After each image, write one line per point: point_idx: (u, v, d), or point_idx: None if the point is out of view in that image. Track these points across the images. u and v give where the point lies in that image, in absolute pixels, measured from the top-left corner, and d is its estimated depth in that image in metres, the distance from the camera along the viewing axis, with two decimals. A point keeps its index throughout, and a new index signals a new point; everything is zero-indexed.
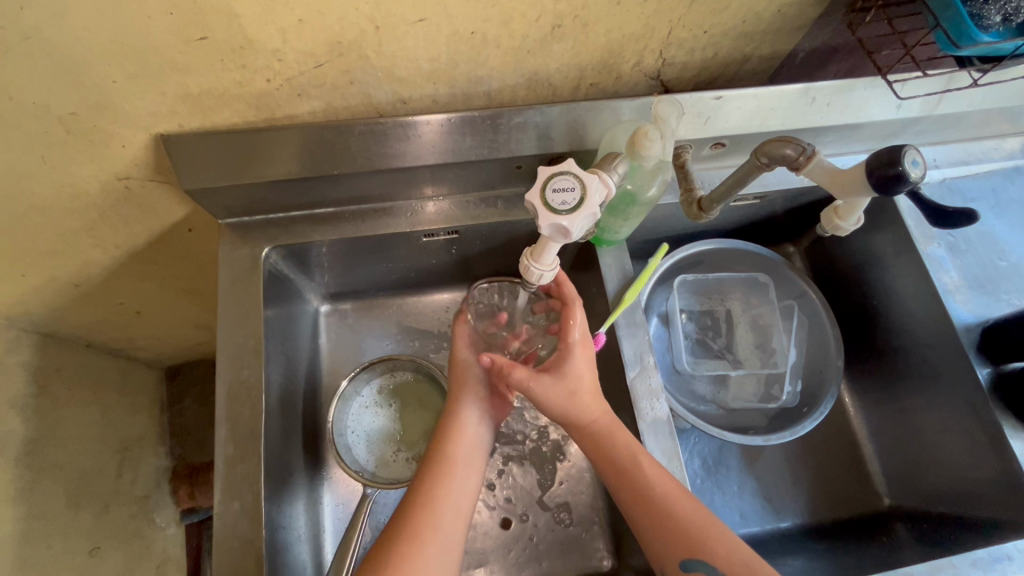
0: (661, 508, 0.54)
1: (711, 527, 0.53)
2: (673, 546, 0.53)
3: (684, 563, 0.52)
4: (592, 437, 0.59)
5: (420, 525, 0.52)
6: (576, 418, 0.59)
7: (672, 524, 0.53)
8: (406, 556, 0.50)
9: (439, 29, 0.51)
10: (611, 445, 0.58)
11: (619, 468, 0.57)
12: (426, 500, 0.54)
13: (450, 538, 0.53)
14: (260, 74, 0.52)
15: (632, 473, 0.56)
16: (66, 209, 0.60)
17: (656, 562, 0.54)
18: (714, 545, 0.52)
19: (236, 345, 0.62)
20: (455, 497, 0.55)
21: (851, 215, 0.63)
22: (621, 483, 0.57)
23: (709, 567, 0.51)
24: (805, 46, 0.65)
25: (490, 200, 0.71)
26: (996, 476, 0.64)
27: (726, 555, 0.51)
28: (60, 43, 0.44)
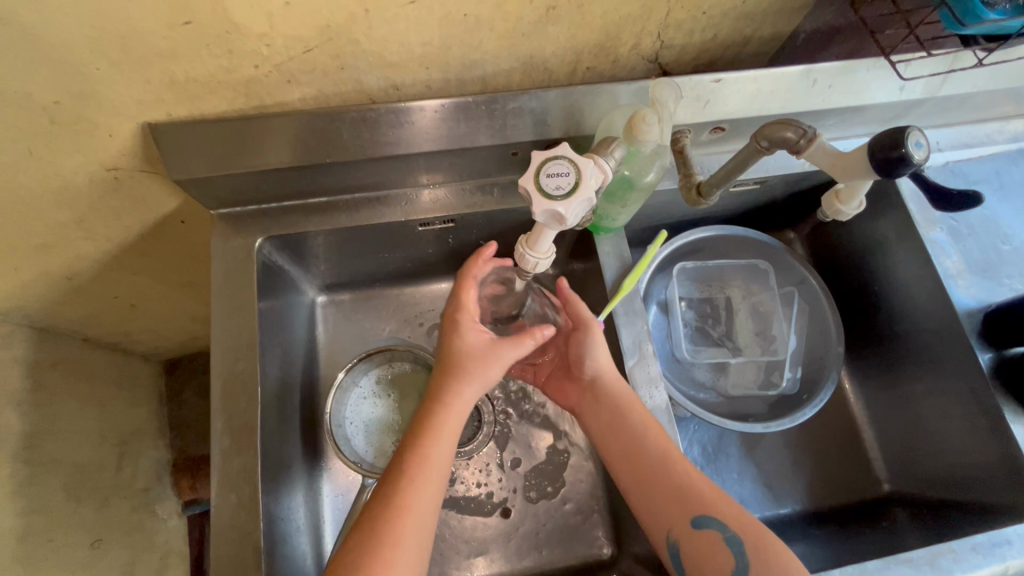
0: (676, 473, 0.57)
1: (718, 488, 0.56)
2: (684, 507, 0.55)
3: (697, 519, 0.54)
4: (610, 411, 0.62)
5: (399, 524, 0.50)
6: (603, 383, 0.63)
7: (684, 484, 0.56)
8: (387, 556, 0.48)
9: (430, 12, 0.49)
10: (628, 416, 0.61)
11: (634, 431, 0.60)
12: (401, 499, 0.51)
13: (427, 537, 0.51)
14: (248, 60, 0.50)
15: (648, 439, 0.59)
16: (54, 202, 0.59)
17: (665, 525, 0.56)
18: (723, 504, 0.55)
19: (231, 337, 0.61)
20: (431, 499, 0.52)
21: (853, 199, 0.62)
22: (637, 449, 0.59)
23: (720, 524, 0.53)
24: (807, 26, 0.63)
25: (486, 187, 0.70)
26: (999, 461, 0.64)
27: (736, 516, 0.53)
28: (38, 30, 0.43)
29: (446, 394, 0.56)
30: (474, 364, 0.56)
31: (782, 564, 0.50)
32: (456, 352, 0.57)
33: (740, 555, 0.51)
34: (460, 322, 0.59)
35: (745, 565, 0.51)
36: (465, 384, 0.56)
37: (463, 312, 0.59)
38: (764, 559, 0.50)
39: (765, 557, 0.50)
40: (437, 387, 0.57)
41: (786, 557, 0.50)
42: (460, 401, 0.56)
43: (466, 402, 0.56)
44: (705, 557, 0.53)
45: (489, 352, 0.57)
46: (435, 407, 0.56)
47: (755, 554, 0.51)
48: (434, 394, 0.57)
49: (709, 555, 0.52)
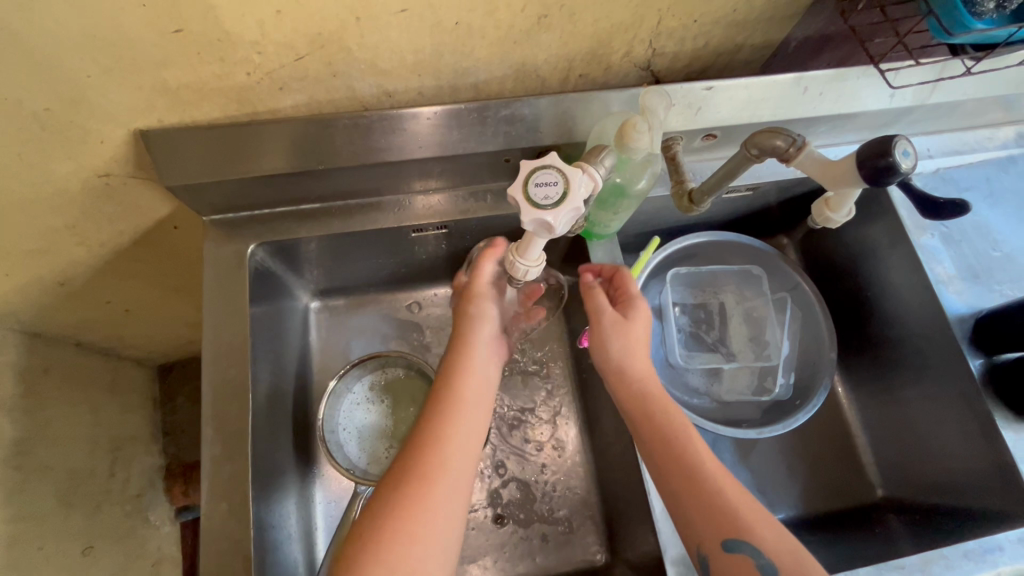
0: (711, 486, 0.51)
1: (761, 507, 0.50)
2: (718, 526, 0.49)
3: (729, 543, 0.48)
4: (637, 405, 0.57)
5: (434, 459, 0.49)
6: (626, 377, 0.58)
7: (721, 500, 0.50)
8: (421, 491, 0.48)
9: (422, 20, 0.50)
10: (657, 416, 0.55)
11: (665, 434, 0.54)
12: (437, 436, 0.51)
13: (465, 474, 0.50)
14: (240, 67, 0.50)
15: (681, 443, 0.54)
16: (46, 207, 0.59)
17: (696, 539, 0.50)
18: (761, 529, 0.49)
19: (222, 344, 0.61)
20: (466, 439, 0.52)
21: (842, 206, 0.62)
22: (667, 454, 0.53)
23: (754, 551, 0.47)
24: (798, 34, 0.64)
25: (479, 194, 0.70)
26: (991, 467, 0.64)
27: (775, 541, 0.48)
28: (29, 37, 0.42)
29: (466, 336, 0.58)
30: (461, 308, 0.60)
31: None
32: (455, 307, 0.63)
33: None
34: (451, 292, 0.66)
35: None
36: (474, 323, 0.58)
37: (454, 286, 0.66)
38: None
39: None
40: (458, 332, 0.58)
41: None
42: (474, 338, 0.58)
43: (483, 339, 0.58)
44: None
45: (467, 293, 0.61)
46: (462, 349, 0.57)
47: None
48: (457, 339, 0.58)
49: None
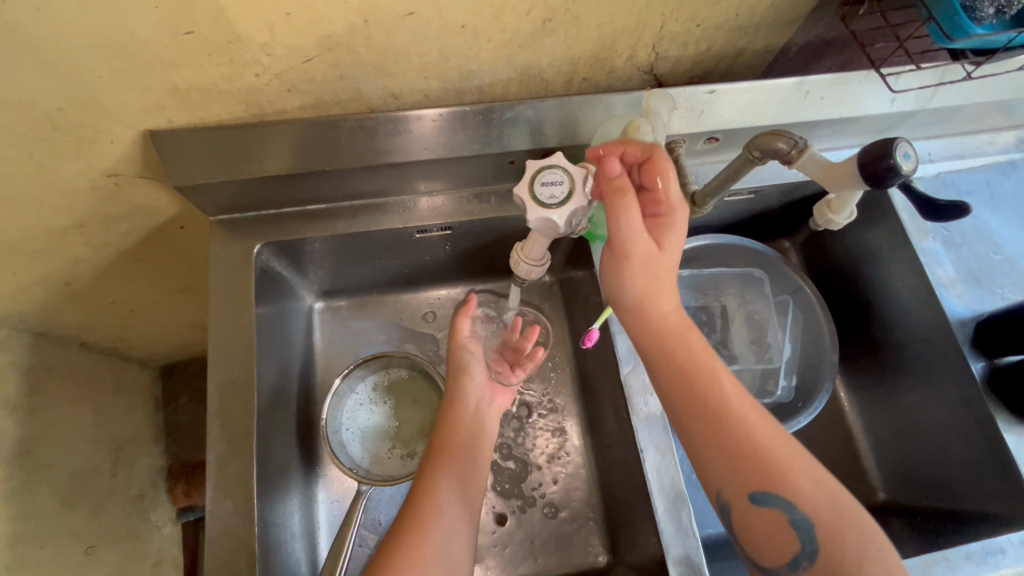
0: (738, 434, 0.48)
1: (794, 452, 0.48)
2: (747, 477, 0.47)
3: (757, 497, 0.46)
4: (658, 341, 0.51)
5: (422, 512, 0.56)
6: (647, 310, 0.51)
7: (752, 450, 0.47)
8: (417, 540, 0.54)
9: (429, 23, 0.50)
10: (679, 354, 0.50)
11: (688, 376, 0.50)
12: (425, 492, 0.58)
13: (457, 523, 0.57)
14: (249, 69, 0.51)
15: (705, 387, 0.49)
16: (54, 207, 0.59)
17: (718, 487, 0.48)
18: (796, 479, 0.46)
19: (228, 343, 0.61)
20: (452, 490, 0.59)
21: (844, 209, 0.62)
22: (690, 399, 0.49)
23: (788, 506, 0.46)
24: (799, 39, 0.65)
25: (483, 195, 0.71)
26: (993, 470, 0.64)
27: (810, 492, 0.46)
28: (42, 39, 0.43)
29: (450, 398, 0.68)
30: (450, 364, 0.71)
31: (861, 546, 0.44)
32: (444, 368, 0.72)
33: (808, 538, 0.45)
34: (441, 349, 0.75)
35: (814, 548, 0.45)
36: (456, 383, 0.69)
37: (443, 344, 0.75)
38: (838, 548, 0.44)
39: (840, 546, 0.44)
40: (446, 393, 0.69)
41: (870, 555, 0.43)
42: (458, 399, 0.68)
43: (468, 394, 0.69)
44: (764, 532, 0.46)
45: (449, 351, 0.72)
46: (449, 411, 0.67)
47: (826, 540, 0.44)
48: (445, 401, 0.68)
49: (768, 534, 0.46)
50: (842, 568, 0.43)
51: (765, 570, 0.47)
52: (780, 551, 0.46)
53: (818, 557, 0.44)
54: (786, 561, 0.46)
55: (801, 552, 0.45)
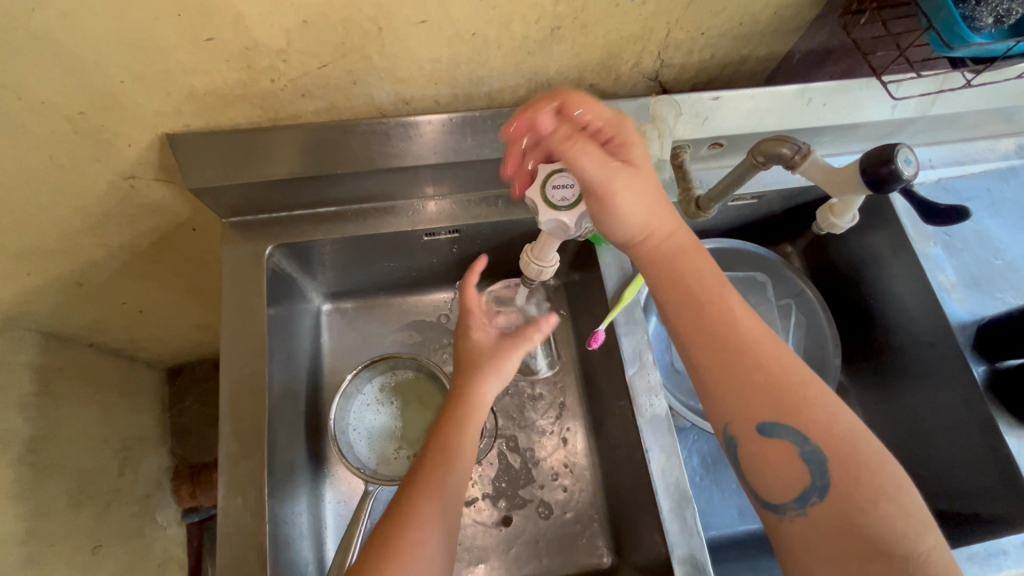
0: (750, 360, 0.47)
1: (809, 385, 0.47)
2: (758, 406, 0.46)
3: (767, 427, 0.46)
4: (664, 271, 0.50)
5: (422, 496, 0.53)
6: (651, 240, 0.50)
7: (764, 378, 0.47)
8: (412, 535, 0.50)
9: (441, 31, 0.51)
10: (691, 282, 0.50)
11: (699, 301, 0.49)
12: (429, 471, 0.55)
13: (450, 523, 0.52)
14: (265, 74, 0.52)
15: (716, 314, 0.49)
16: (71, 208, 0.60)
17: (726, 418, 0.48)
18: (810, 411, 0.45)
19: (239, 342, 0.62)
20: (447, 486, 0.54)
21: (847, 212, 0.63)
22: (698, 325, 0.49)
23: (799, 438, 0.45)
24: (802, 47, 0.66)
25: (490, 199, 0.72)
26: (995, 473, 0.65)
27: (823, 426, 0.45)
28: (68, 45, 0.44)
29: (469, 389, 0.60)
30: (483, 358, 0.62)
31: (874, 484, 0.43)
32: (467, 352, 0.63)
33: (819, 472, 0.44)
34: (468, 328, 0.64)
35: (826, 483, 0.44)
36: (484, 380, 0.60)
37: (469, 316, 0.64)
38: (849, 487, 0.43)
39: (854, 482, 0.43)
40: (459, 382, 0.61)
41: (885, 493, 0.43)
42: (480, 397, 0.60)
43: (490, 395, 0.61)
44: (773, 465, 0.45)
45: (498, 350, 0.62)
46: (461, 400, 0.60)
47: (838, 473, 0.43)
48: (459, 390, 0.61)
49: (778, 466, 0.45)
50: (854, 504, 0.42)
51: (772, 509, 0.46)
52: (790, 488, 0.45)
53: (830, 491, 0.43)
54: (795, 497, 0.45)
55: (811, 487, 0.44)
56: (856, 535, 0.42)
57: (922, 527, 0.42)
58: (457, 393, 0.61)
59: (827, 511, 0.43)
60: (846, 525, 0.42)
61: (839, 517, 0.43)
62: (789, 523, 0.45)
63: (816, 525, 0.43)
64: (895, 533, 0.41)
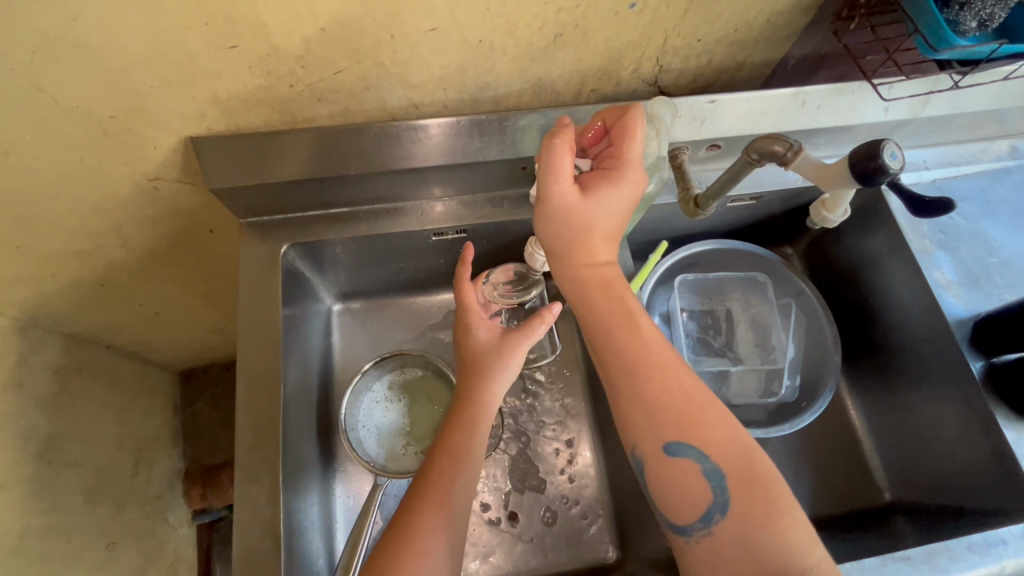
0: (656, 381, 0.50)
1: (712, 409, 0.50)
2: (666, 426, 0.49)
3: (672, 447, 0.48)
4: (584, 291, 0.54)
5: (426, 511, 0.53)
6: (580, 253, 0.54)
7: (671, 401, 0.50)
8: (417, 548, 0.51)
9: (449, 38, 0.54)
10: (604, 305, 0.54)
11: (614, 325, 0.53)
12: (426, 488, 0.55)
13: (453, 536, 0.53)
14: (284, 80, 0.56)
15: (626, 338, 0.52)
16: (97, 209, 0.63)
17: (633, 440, 0.50)
18: (709, 431, 0.49)
19: (255, 338, 0.65)
20: (450, 501, 0.55)
21: (838, 207, 0.65)
22: (612, 348, 0.52)
23: (700, 456, 0.48)
24: (796, 52, 0.69)
25: (496, 200, 0.74)
26: (994, 466, 0.66)
27: (723, 446, 0.48)
28: (103, 54, 0.48)
29: (478, 392, 0.62)
30: (495, 360, 0.62)
31: (770, 500, 0.46)
32: (475, 353, 0.64)
33: (720, 490, 0.47)
34: (470, 320, 0.67)
35: (726, 499, 0.47)
36: (492, 381, 0.62)
37: (470, 312, 0.67)
38: (751, 503, 0.46)
39: (750, 501, 0.46)
40: (468, 386, 0.63)
41: (778, 508, 0.46)
42: (489, 399, 0.62)
43: (496, 400, 0.62)
44: (677, 483, 0.48)
45: (502, 346, 0.63)
46: (468, 404, 0.61)
47: (735, 489, 0.47)
48: (468, 394, 0.62)
49: (681, 484, 0.48)
50: (750, 518, 0.46)
51: (680, 530, 0.48)
52: (694, 507, 0.47)
53: (729, 507, 0.46)
54: (699, 517, 0.47)
55: (714, 503, 0.47)
56: (754, 550, 0.45)
57: (814, 541, 0.45)
58: (465, 396, 0.62)
59: (728, 528, 0.46)
60: (746, 539, 0.45)
61: (738, 533, 0.46)
62: (695, 544, 0.47)
63: (718, 543, 0.46)
64: (790, 547, 0.44)
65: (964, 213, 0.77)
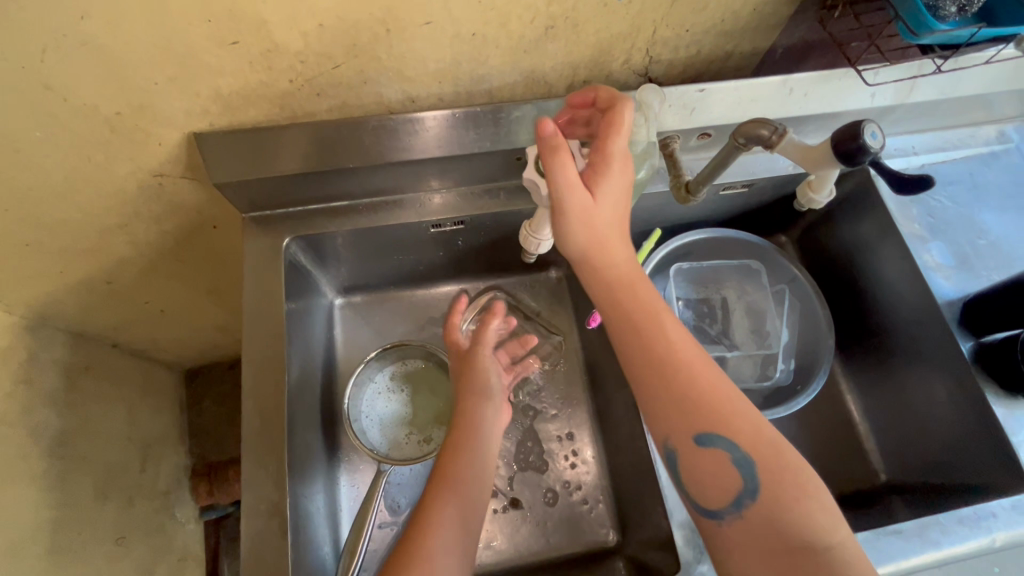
0: (684, 378, 0.51)
1: (737, 401, 0.52)
2: (695, 420, 0.50)
3: (702, 438, 0.50)
4: (611, 289, 0.54)
5: (434, 530, 0.56)
6: (599, 259, 0.54)
7: (700, 396, 0.51)
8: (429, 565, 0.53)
9: (443, 31, 0.56)
10: (631, 305, 0.54)
11: (641, 326, 0.53)
12: (435, 508, 0.58)
13: (463, 551, 0.56)
14: (284, 75, 0.57)
15: (652, 332, 0.53)
16: (104, 206, 0.65)
17: (665, 433, 0.52)
18: (739, 421, 0.50)
19: (259, 329, 0.66)
20: (458, 520, 0.58)
21: (824, 187, 0.67)
22: (639, 347, 0.53)
23: (730, 445, 0.50)
24: (783, 41, 0.70)
25: (493, 191, 0.76)
26: (985, 443, 0.67)
27: (751, 435, 0.50)
28: (109, 52, 0.49)
29: (467, 414, 0.66)
30: (470, 379, 0.69)
31: (797, 484, 0.48)
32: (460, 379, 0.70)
33: (750, 477, 0.49)
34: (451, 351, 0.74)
35: (756, 487, 0.48)
36: (476, 405, 0.67)
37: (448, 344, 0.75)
38: (780, 487, 0.48)
39: (780, 486, 0.48)
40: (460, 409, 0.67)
41: (807, 492, 0.48)
42: (478, 420, 0.66)
43: (484, 419, 0.67)
44: (709, 473, 0.50)
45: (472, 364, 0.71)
46: (460, 425, 0.66)
47: (767, 477, 0.48)
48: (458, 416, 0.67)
49: (712, 472, 0.50)
50: (781, 503, 0.47)
51: (713, 515, 0.50)
52: (725, 495, 0.49)
53: (759, 494, 0.48)
54: (731, 502, 0.49)
55: (745, 490, 0.48)
56: (785, 534, 0.46)
57: (839, 523, 0.47)
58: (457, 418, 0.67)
59: (760, 513, 0.48)
60: (776, 523, 0.47)
61: (770, 517, 0.47)
62: (728, 527, 0.49)
63: (752, 526, 0.48)
64: (818, 529, 0.46)
65: (953, 197, 0.78)
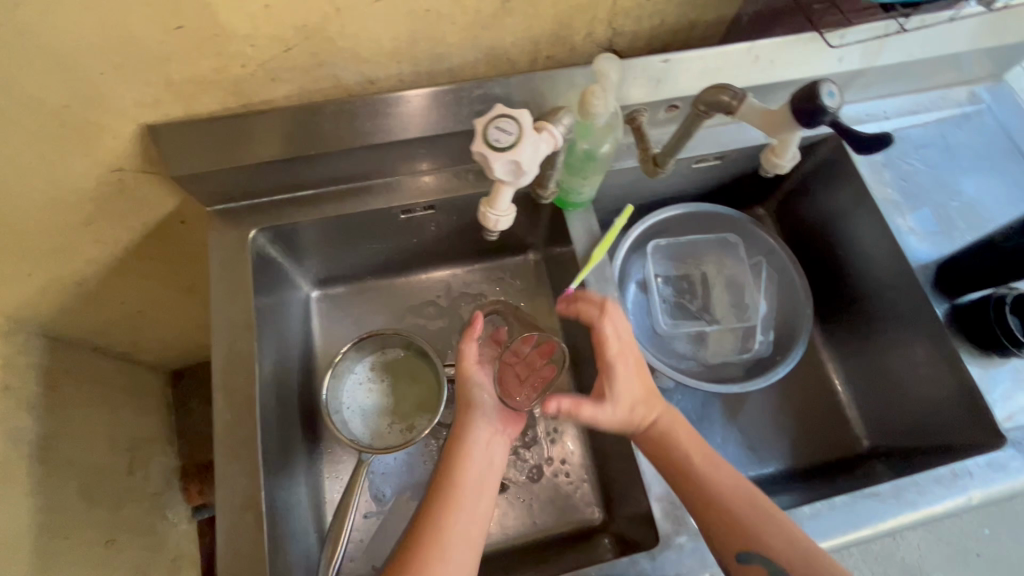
0: (721, 506, 0.58)
1: (769, 519, 0.57)
2: (733, 539, 0.56)
3: (742, 557, 0.55)
4: (652, 438, 0.63)
5: (433, 547, 0.59)
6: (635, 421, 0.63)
7: (732, 510, 0.58)
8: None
9: (396, 9, 0.55)
10: (675, 453, 0.62)
11: (682, 469, 0.61)
12: (437, 527, 0.60)
13: (466, 560, 0.59)
14: (235, 60, 0.56)
15: (694, 473, 0.61)
16: (65, 205, 0.64)
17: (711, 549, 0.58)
18: (771, 536, 0.56)
19: (230, 322, 0.66)
20: (461, 535, 0.60)
21: (787, 151, 0.61)
22: (684, 480, 0.61)
23: (765, 560, 0.55)
24: (748, 9, 0.69)
25: (462, 173, 0.75)
26: (962, 403, 0.67)
27: (786, 551, 0.55)
28: (49, 41, 0.48)
29: (462, 430, 0.67)
30: (463, 398, 0.69)
31: None
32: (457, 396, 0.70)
33: None
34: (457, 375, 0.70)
35: None
36: (473, 423, 0.68)
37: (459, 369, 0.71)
38: None
39: None
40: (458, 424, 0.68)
41: None
42: (473, 437, 0.67)
43: (478, 436, 0.67)
44: None
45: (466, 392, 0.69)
46: (456, 439, 0.67)
47: None
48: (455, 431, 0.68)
49: None
50: None
51: None
52: None
53: None
54: None
55: None
56: None
57: None
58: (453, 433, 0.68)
59: None
60: None
61: None
62: None
63: None
64: None
65: (925, 160, 0.78)
